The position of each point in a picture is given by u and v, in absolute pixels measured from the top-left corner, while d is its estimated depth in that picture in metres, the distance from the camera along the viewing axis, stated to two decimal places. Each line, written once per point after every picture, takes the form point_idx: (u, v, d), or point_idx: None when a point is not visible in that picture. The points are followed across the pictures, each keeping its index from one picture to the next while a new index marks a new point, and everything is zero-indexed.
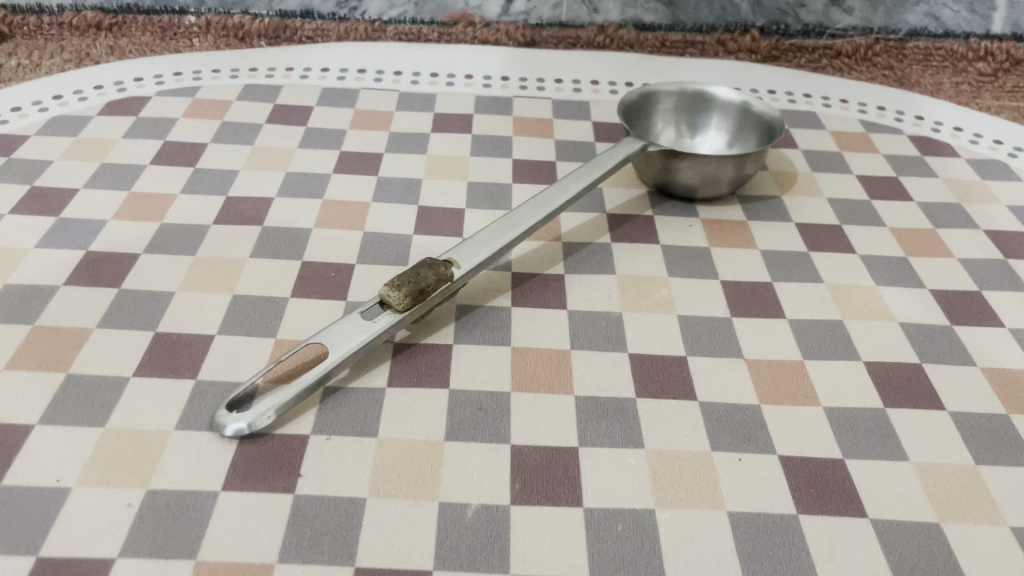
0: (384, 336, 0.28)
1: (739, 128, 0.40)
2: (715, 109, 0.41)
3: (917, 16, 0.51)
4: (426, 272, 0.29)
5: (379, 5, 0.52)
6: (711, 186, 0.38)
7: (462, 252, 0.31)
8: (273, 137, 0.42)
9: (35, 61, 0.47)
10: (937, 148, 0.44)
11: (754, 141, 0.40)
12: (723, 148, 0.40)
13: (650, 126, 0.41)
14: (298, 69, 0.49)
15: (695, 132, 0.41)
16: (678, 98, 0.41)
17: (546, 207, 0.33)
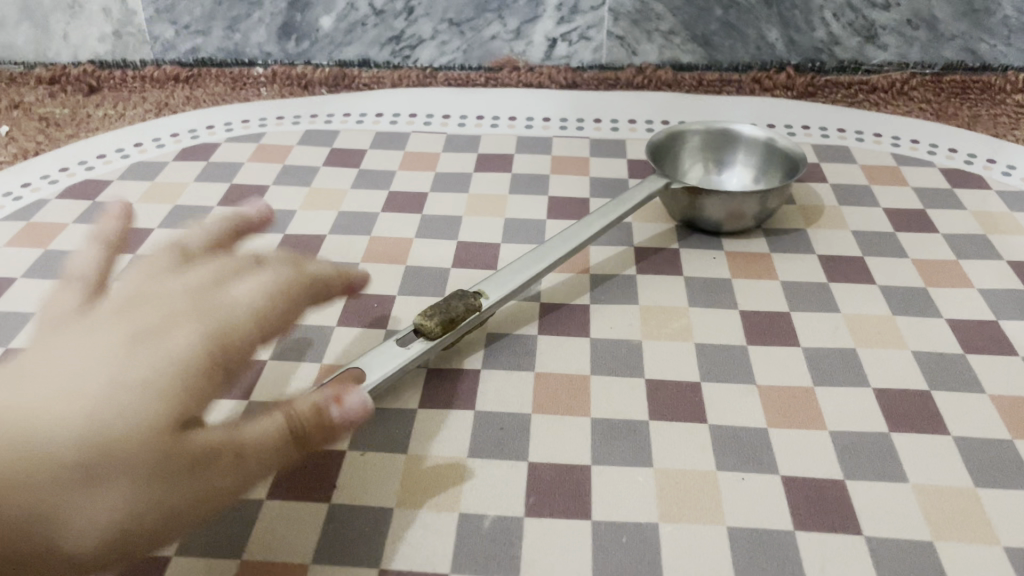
0: (416, 362, 0.31)
1: (764, 164, 0.42)
2: (742, 147, 0.43)
3: (954, 50, 0.53)
4: (456, 302, 0.32)
5: (431, 54, 0.56)
6: (736, 221, 0.40)
7: (493, 284, 0.33)
8: (329, 179, 0.46)
9: (120, 112, 0.52)
10: (969, 180, 0.45)
11: (779, 177, 0.42)
12: (750, 184, 0.42)
13: (679, 164, 0.43)
14: (354, 114, 0.52)
15: (722, 169, 0.43)
16: (706, 137, 0.43)
17: (577, 238, 0.36)
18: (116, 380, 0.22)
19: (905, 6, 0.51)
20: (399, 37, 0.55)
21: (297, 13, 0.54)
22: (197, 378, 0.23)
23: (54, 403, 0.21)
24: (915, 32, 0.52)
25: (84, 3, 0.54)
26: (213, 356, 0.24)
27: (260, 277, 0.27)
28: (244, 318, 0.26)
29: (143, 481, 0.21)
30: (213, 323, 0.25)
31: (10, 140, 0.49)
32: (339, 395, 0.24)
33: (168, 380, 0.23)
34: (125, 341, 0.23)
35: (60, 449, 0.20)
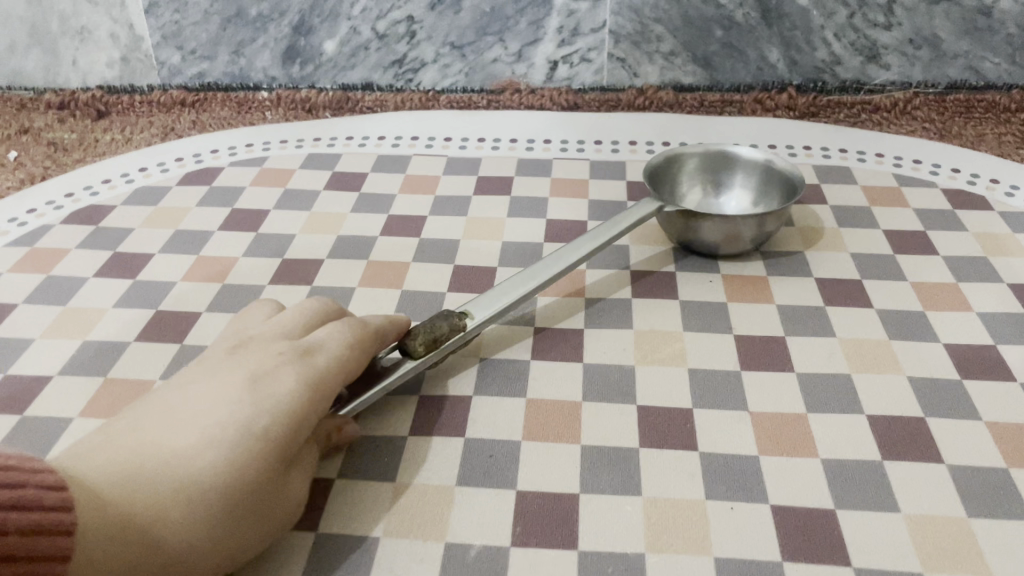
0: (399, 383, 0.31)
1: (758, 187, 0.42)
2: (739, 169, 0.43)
3: (957, 70, 0.53)
4: (441, 323, 0.32)
5: (433, 77, 0.57)
6: (733, 244, 0.39)
7: (481, 305, 0.33)
8: (329, 203, 0.46)
9: (127, 136, 0.53)
10: (971, 201, 0.45)
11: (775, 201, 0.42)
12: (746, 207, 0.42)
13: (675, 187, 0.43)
14: (358, 137, 0.53)
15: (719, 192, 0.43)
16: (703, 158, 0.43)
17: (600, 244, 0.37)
18: (248, 430, 0.24)
19: (907, 26, 0.51)
20: (401, 61, 0.56)
21: (301, 38, 0.55)
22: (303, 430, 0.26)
23: (208, 457, 0.24)
24: (917, 52, 0.52)
25: (93, 30, 0.55)
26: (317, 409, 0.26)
27: (345, 326, 0.29)
28: (334, 367, 0.28)
29: (259, 522, 0.24)
30: (314, 372, 0.27)
31: (19, 166, 0.50)
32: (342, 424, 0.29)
33: (289, 432, 0.25)
34: (251, 387, 0.26)
35: (211, 501, 0.23)
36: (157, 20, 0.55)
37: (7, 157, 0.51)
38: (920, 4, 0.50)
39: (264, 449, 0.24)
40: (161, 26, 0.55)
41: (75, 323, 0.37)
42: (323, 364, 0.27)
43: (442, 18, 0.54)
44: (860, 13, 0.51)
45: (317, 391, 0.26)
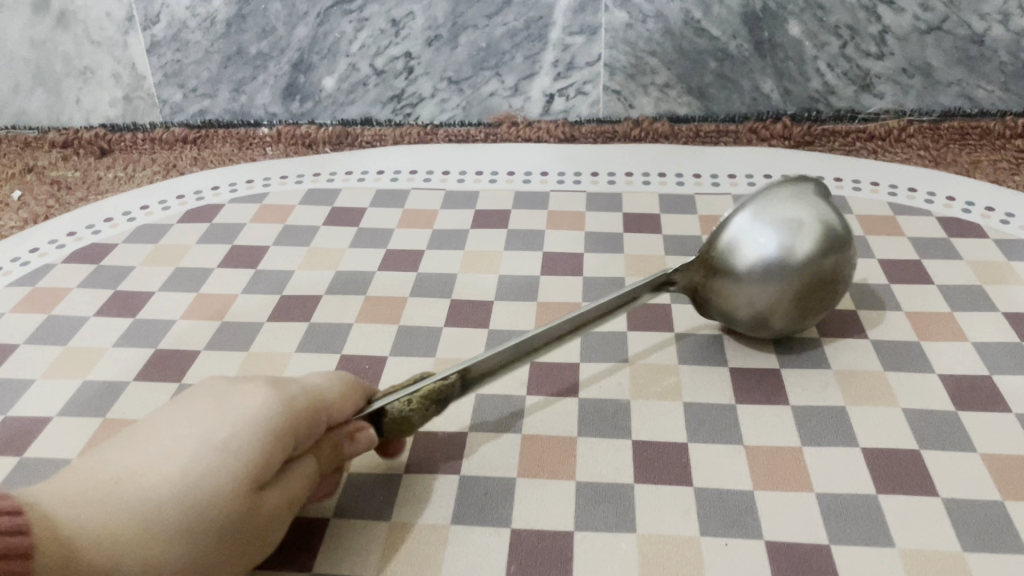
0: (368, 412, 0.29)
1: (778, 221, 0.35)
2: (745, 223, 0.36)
3: (950, 97, 0.53)
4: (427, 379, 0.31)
5: (432, 111, 0.57)
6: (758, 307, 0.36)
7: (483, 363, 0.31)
8: (328, 239, 0.47)
9: (130, 173, 0.54)
10: (967, 229, 0.45)
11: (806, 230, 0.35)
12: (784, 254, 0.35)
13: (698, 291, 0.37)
14: (356, 172, 0.53)
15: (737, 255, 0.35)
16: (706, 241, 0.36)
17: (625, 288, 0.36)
18: (212, 446, 0.24)
19: (899, 55, 0.52)
20: (400, 96, 0.57)
21: (301, 74, 0.56)
22: (275, 447, 0.26)
23: (167, 473, 0.24)
24: (910, 81, 0.52)
25: (96, 69, 0.56)
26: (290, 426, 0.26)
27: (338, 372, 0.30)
28: (312, 397, 0.28)
29: (231, 539, 0.24)
30: (289, 398, 0.27)
31: (22, 205, 0.51)
32: (353, 432, 0.29)
33: (257, 449, 0.25)
34: (221, 409, 0.26)
35: (170, 516, 0.23)
36: (159, 59, 0.56)
37: (12, 197, 0.52)
38: (912, 33, 0.51)
39: (228, 465, 0.24)
40: (163, 65, 0.56)
41: (76, 363, 0.37)
42: (300, 392, 0.27)
43: (439, 54, 0.55)
44: (852, 43, 0.52)
45: (287, 410, 0.26)
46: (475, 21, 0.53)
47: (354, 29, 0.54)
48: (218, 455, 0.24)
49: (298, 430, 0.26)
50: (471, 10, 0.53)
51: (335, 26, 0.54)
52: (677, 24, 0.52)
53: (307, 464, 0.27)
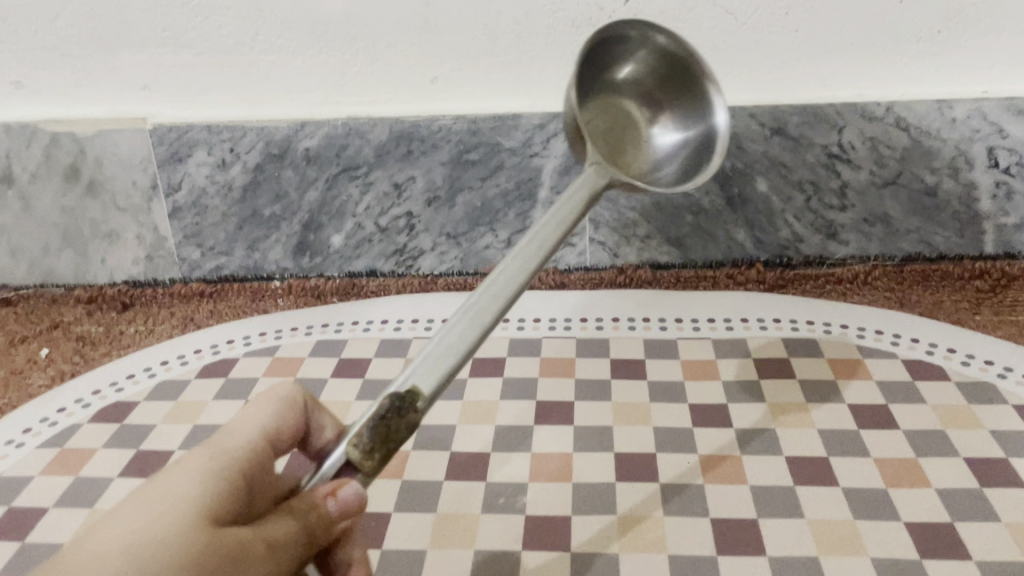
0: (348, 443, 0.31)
1: (695, 106, 0.45)
2: (683, 74, 0.46)
3: (910, 243, 0.57)
4: (397, 422, 0.31)
5: (431, 262, 0.61)
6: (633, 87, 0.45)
7: (424, 374, 0.32)
8: (336, 391, 0.50)
9: (150, 326, 0.58)
10: (930, 371, 0.48)
11: (703, 147, 0.45)
12: (681, 145, 0.45)
13: (613, 62, 0.45)
14: (362, 321, 0.57)
15: (646, 123, 0.46)
16: (637, 93, 0.46)
17: (546, 241, 0.36)
18: (160, 499, 0.27)
19: (860, 206, 0.56)
20: (402, 251, 0.61)
21: (311, 233, 0.60)
22: (225, 486, 0.29)
23: (129, 530, 0.26)
24: (872, 229, 0.57)
25: (121, 232, 0.60)
26: (233, 466, 0.30)
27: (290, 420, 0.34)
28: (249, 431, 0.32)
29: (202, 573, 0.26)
30: (224, 443, 0.31)
31: (51, 363, 0.55)
32: (334, 490, 0.31)
33: (208, 494, 0.28)
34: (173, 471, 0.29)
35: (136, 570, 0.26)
36: (180, 223, 0.60)
37: (40, 354, 0.56)
38: (870, 187, 0.55)
39: (183, 511, 0.27)
40: (183, 228, 0.60)
41: None
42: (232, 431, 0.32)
43: (438, 213, 0.60)
44: (816, 197, 0.56)
45: (226, 453, 0.30)
46: (471, 183, 0.59)
47: (361, 191, 0.59)
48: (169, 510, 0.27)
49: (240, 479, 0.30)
50: (466, 174, 0.58)
51: (343, 190, 0.59)
52: None
53: (285, 523, 0.29)
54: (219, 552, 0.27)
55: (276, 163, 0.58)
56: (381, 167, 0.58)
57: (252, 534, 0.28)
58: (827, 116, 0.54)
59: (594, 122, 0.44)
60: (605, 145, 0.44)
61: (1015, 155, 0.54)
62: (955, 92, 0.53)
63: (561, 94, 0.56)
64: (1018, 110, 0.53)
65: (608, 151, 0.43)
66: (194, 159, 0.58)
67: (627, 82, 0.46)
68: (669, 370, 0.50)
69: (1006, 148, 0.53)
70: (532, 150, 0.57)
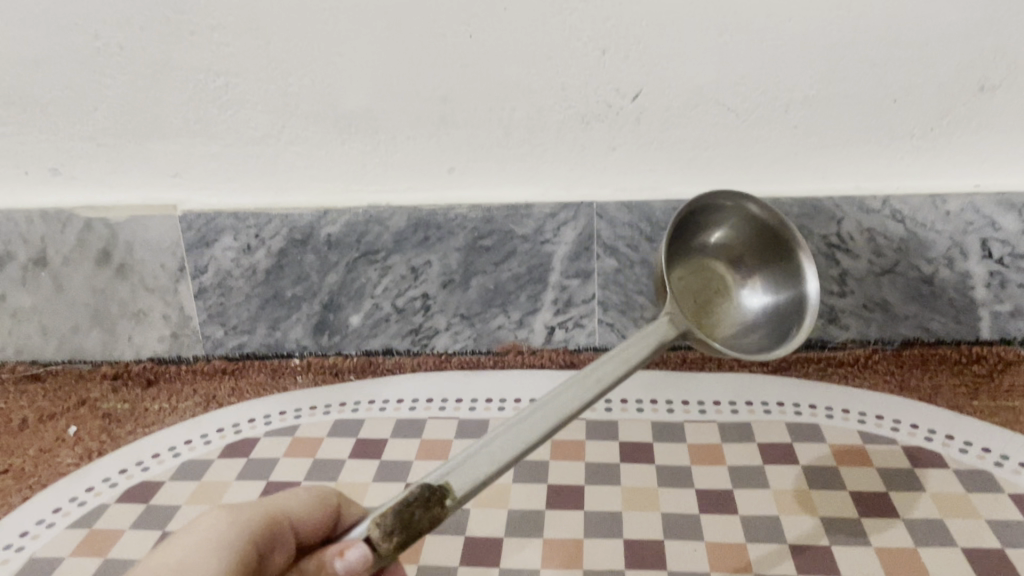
0: (372, 518, 0.34)
1: (786, 276, 0.56)
2: (774, 245, 0.56)
3: (909, 327, 0.59)
4: (422, 513, 0.34)
5: (445, 341, 0.63)
6: (728, 253, 0.57)
7: (458, 477, 0.36)
8: (354, 472, 0.52)
9: (174, 403, 0.60)
10: (929, 458, 0.50)
11: (792, 309, 0.55)
12: (770, 305, 0.55)
13: (710, 230, 0.56)
14: (378, 400, 0.59)
15: (739, 285, 0.56)
16: (727, 257, 0.57)
17: (609, 377, 0.43)
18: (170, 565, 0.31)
19: (859, 293, 0.58)
20: (417, 330, 0.63)
21: (330, 313, 0.63)
22: (231, 559, 0.32)
23: None
24: (872, 314, 0.59)
25: (148, 312, 0.63)
26: (241, 535, 0.33)
27: (321, 500, 0.37)
28: (269, 504, 0.35)
29: None
30: (240, 512, 0.34)
31: (78, 441, 0.57)
32: (342, 552, 0.33)
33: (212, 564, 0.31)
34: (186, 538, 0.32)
35: None
36: (204, 303, 0.62)
37: (68, 432, 0.58)
38: (869, 275, 0.58)
39: None
40: (208, 307, 0.63)
41: None
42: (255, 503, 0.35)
43: (452, 295, 0.62)
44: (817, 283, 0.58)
45: (238, 523, 0.33)
46: (485, 267, 0.61)
47: (379, 274, 0.62)
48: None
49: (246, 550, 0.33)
50: (480, 259, 0.61)
51: (362, 273, 0.62)
52: None
53: None
54: None
55: (298, 247, 0.61)
56: (399, 252, 0.61)
57: None
58: (825, 208, 0.56)
59: (691, 282, 0.55)
60: (697, 299, 0.55)
61: (1008, 247, 0.56)
62: (948, 188, 0.56)
63: (571, 184, 0.60)
64: (1009, 204, 0.55)
65: (699, 306, 0.54)
66: (221, 244, 0.61)
67: (722, 249, 0.57)
68: (676, 454, 0.52)
69: (999, 240, 0.56)
70: (544, 236, 0.60)
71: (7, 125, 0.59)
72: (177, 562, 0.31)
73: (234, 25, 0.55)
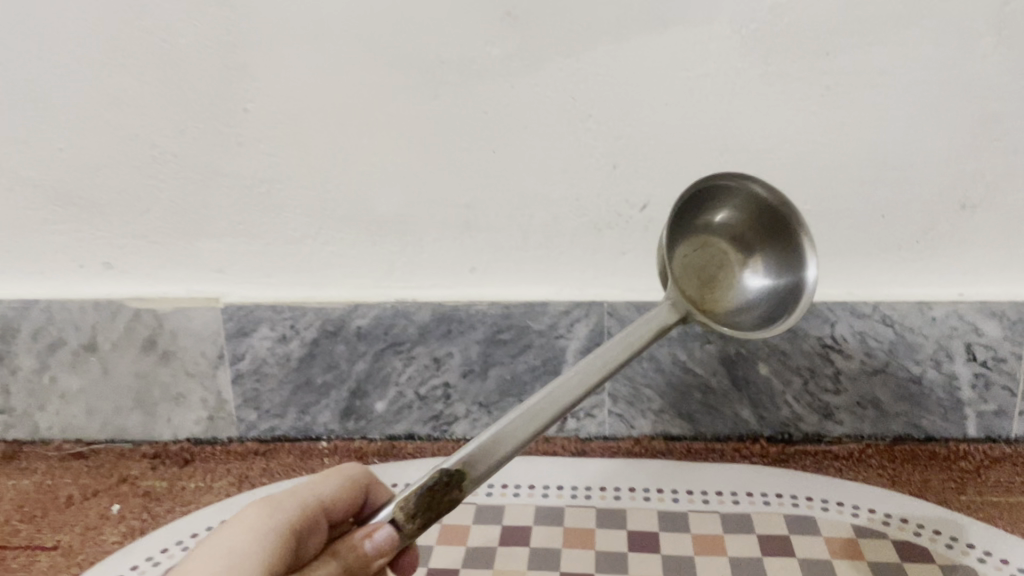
0: (398, 507, 0.40)
1: (790, 258, 0.55)
2: (777, 228, 0.56)
3: (900, 424, 0.62)
4: (440, 497, 0.40)
5: (464, 428, 0.67)
6: (731, 234, 0.56)
7: (477, 464, 0.41)
8: None
9: (210, 482, 0.65)
10: (918, 553, 0.53)
11: (793, 292, 0.54)
12: (773, 288, 0.55)
13: (715, 210, 0.56)
14: (400, 483, 0.63)
15: (743, 265, 0.56)
16: (730, 237, 0.56)
17: (611, 362, 0.46)
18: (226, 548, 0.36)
19: (853, 391, 0.62)
20: (438, 416, 0.67)
21: (357, 399, 0.67)
22: (276, 543, 0.37)
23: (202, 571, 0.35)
24: (865, 411, 0.63)
25: (187, 395, 0.67)
26: (282, 522, 0.38)
27: (342, 488, 0.43)
28: (303, 494, 0.40)
29: None
30: (280, 502, 0.39)
31: (121, 519, 0.61)
32: (371, 533, 0.39)
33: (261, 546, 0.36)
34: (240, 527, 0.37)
35: None
36: (240, 388, 0.67)
37: (111, 511, 0.62)
38: (861, 374, 0.62)
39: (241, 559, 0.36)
40: (243, 392, 0.67)
41: None
42: (288, 491, 0.40)
43: (472, 384, 0.66)
44: (812, 381, 0.62)
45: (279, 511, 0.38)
46: (503, 359, 0.65)
47: (404, 364, 0.66)
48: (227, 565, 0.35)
49: (289, 534, 0.38)
50: (498, 351, 0.65)
51: (388, 363, 0.66)
52: (667, 362, 0.63)
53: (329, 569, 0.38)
54: None
55: (329, 337, 0.65)
56: (423, 344, 0.65)
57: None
58: (820, 312, 0.61)
59: (695, 259, 0.55)
60: (700, 278, 0.54)
61: (991, 350, 0.60)
62: (933, 296, 0.60)
63: (585, 284, 0.64)
64: (990, 312, 0.59)
65: (702, 286, 0.54)
66: (258, 334, 0.66)
67: (727, 228, 0.56)
68: (681, 543, 0.55)
69: (982, 345, 0.60)
70: (558, 332, 0.64)
71: (67, 224, 0.65)
72: (227, 551, 0.36)
73: (280, 136, 0.61)
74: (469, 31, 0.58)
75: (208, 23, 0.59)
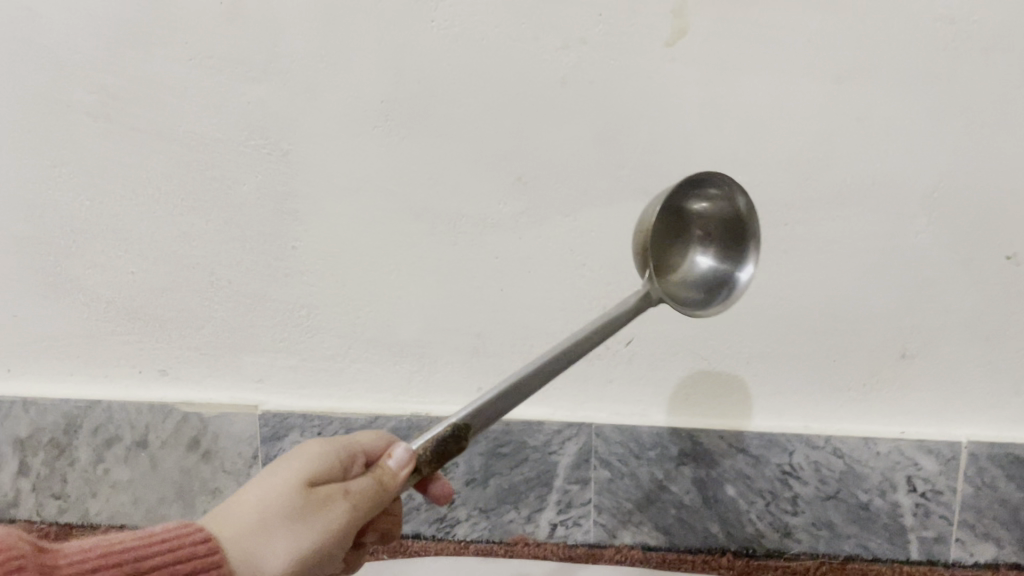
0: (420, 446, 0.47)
1: (734, 260, 0.62)
2: (737, 233, 0.62)
3: (851, 544, 0.70)
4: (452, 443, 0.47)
5: (464, 529, 0.76)
6: (701, 220, 0.61)
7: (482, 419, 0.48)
8: None
9: None
10: None
11: (727, 288, 0.62)
12: (714, 276, 0.62)
13: (701, 199, 0.61)
14: None
15: (698, 250, 0.62)
16: (700, 221, 0.61)
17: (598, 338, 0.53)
18: (280, 473, 0.46)
19: (809, 513, 0.70)
20: (442, 518, 0.76)
21: None
22: (323, 465, 0.47)
23: (261, 490, 0.45)
24: (820, 531, 0.71)
25: (224, 490, 0.76)
26: (326, 453, 0.48)
27: (378, 440, 0.53)
28: (346, 440, 0.51)
29: (300, 513, 0.44)
30: (326, 442, 0.50)
31: None
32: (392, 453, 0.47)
33: (308, 469, 0.47)
34: (293, 459, 0.48)
35: (264, 512, 0.44)
36: None
37: None
38: (816, 498, 0.70)
39: (290, 479, 0.46)
40: None
41: None
42: (334, 439, 0.51)
43: (473, 491, 0.75)
44: (773, 502, 0.71)
45: (325, 446, 0.49)
46: (501, 470, 0.74)
47: None
48: (281, 481, 0.46)
49: (334, 464, 0.48)
50: (498, 462, 0.74)
51: None
52: (646, 480, 0.72)
53: (361, 483, 0.46)
54: (309, 505, 0.45)
55: None
56: None
57: (335, 492, 0.46)
58: (779, 442, 0.69)
59: (667, 236, 0.60)
60: (666, 255, 0.60)
61: (929, 483, 0.68)
62: (879, 432, 0.69)
63: (576, 405, 0.73)
64: (927, 449, 0.68)
65: (665, 262, 0.59)
66: (289, 438, 0.75)
67: (701, 211, 0.61)
68: None
69: (921, 477, 0.68)
70: (551, 447, 0.73)
71: (133, 335, 0.76)
72: (284, 472, 0.46)
73: (321, 269, 0.72)
74: (485, 191, 0.69)
75: (268, 175, 0.71)
